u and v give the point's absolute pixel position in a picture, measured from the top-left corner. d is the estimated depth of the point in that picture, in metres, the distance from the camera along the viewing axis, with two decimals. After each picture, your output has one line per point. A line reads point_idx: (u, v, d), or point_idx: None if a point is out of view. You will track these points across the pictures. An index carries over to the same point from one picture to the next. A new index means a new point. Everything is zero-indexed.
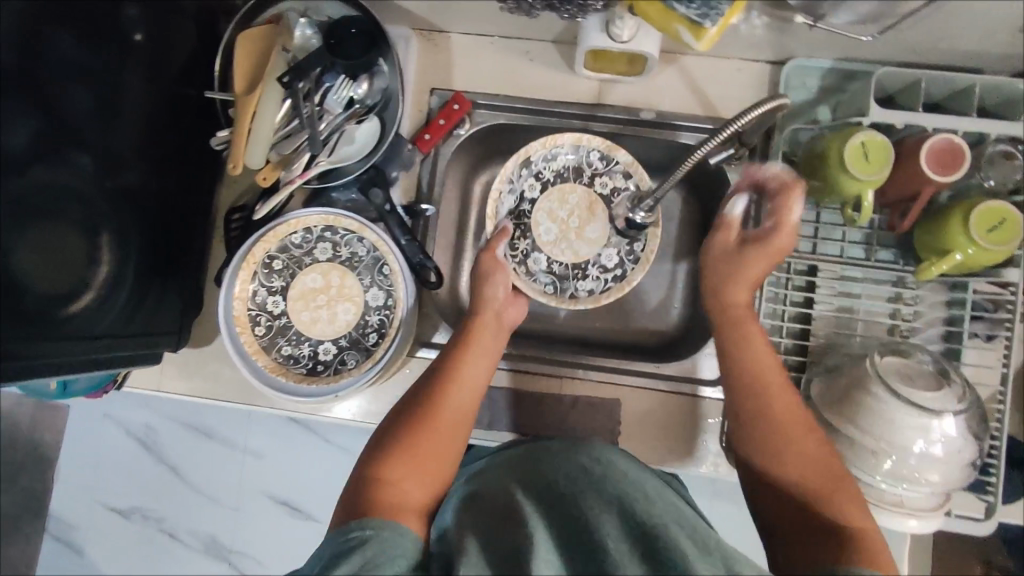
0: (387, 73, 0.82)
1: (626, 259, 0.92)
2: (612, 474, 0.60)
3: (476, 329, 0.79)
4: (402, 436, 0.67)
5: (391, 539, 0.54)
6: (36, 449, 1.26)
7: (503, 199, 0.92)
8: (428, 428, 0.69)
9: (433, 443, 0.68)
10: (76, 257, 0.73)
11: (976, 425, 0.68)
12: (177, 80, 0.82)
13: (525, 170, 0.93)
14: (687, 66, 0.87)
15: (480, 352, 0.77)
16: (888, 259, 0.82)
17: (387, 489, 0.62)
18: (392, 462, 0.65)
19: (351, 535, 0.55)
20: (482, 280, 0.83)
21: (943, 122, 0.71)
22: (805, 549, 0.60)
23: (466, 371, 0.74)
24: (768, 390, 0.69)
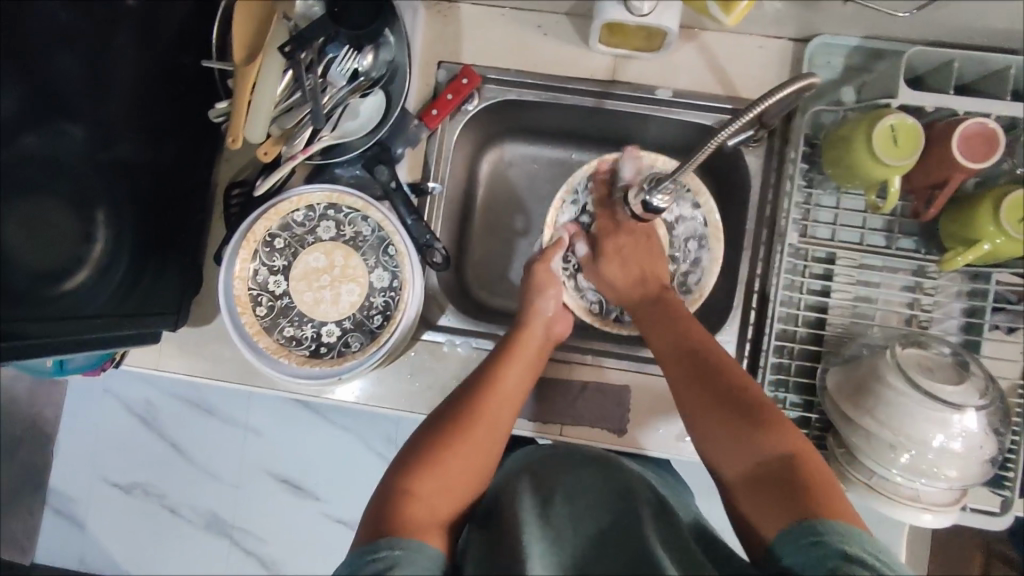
0: (393, 45, 0.79)
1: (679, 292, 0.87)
2: (602, 479, 0.63)
3: (521, 344, 0.77)
4: (434, 444, 0.66)
5: (416, 560, 0.53)
6: (34, 424, 1.24)
7: (564, 208, 0.89)
8: (465, 442, 0.66)
9: (468, 457, 0.65)
10: (67, 231, 0.75)
11: (998, 421, 0.66)
12: (171, 47, 0.77)
13: (595, 183, 0.88)
14: (707, 43, 0.83)
15: (523, 364, 0.75)
16: (909, 248, 0.80)
17: (418, 505, 0.59)
18: (426, 474, 0.63)
19: (378, 554, 0.53)
20: (536, 294, 0.82)
21: (976, 106, 0.68)
22: (767, 504, 0.57)
23: (508, 385, 0.73)
24: (707, 355, 0.69)
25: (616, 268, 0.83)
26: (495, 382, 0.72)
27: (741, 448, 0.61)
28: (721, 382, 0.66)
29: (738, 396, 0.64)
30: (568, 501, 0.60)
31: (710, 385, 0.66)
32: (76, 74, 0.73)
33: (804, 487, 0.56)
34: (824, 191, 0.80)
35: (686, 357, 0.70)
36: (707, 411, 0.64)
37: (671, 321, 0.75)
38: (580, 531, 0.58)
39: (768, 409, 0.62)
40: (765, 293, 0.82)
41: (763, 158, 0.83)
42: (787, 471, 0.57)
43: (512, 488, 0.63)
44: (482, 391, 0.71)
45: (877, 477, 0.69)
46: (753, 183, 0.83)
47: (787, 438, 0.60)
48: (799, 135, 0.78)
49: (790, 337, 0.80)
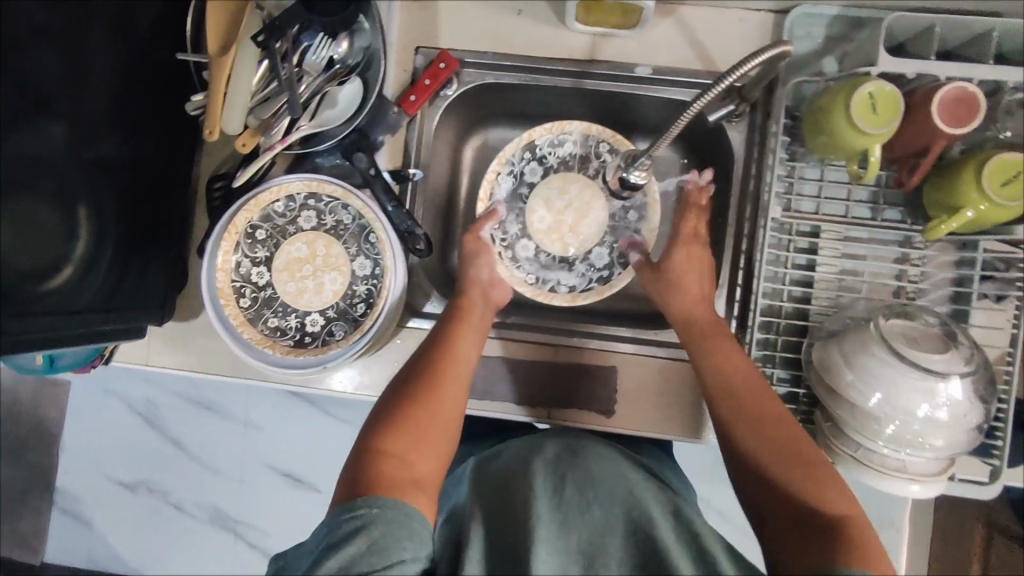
0: (368, 31, 0.78)
1: (616, 263, 0.91)
2: (620, 487, 0.59)
3: (467, 312, 0.78)
4: (399, 409, 0.65)
5: (397, 520, 0.53)
6: (38, 425, 1.25)
7: (500, 181, 0.93)
8: (431, 401, 0.66)
9: (433, 414, 0.65)
10: (52, 230, 0.71)
11: (983, 388, 0.66)
12: (146, 41, 0.77)
13: (528, 154, 0.93)
14: (685, 18, 0.82)
15: (472, 327, 0.76)
16: (894, 219, 0.79)
17: (392, 462, 0.60)
18: (395, 433, 0.63)
19: (354, 513, 0.54)
20: (469, 263, 0.83)
21: (958, 70, 0.67)
22: (804, 544, 0.56)
23: (462, 347, 0.73)
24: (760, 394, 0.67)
25: (681, 286, 0.78)
26: (450, 346, 0.73)
27: (789, 494, 0.60)
28: (775, 428, 0.65)
29: (795, 446, 0.63)
30: (580, 490, 0.58)
31: (764, 427, 0.65)
32: (56, 66, 0.69)
33: (846, 541, 0.54)
34: (806, 164, 0.79)
35: (737, 390, 0.68)
36: (761, 451, 0.64)
37: (717, 349, 0.72)
38: (593, 520, 0.56)
39: (821, 465, 0.62)
40: (750, 270, 0.82)
41: (746, 133, 0.82)
42: (832, 526, 0.56)
43: (525, 478, 0.60)
44: (439, 356, 0.72)
45: (863, 449, 0.69)
46: (736, 159, 0.83)
47: (841, 498, 0.59)
48: (779, 107, 0.77)
49: (776, 313, 0.80)
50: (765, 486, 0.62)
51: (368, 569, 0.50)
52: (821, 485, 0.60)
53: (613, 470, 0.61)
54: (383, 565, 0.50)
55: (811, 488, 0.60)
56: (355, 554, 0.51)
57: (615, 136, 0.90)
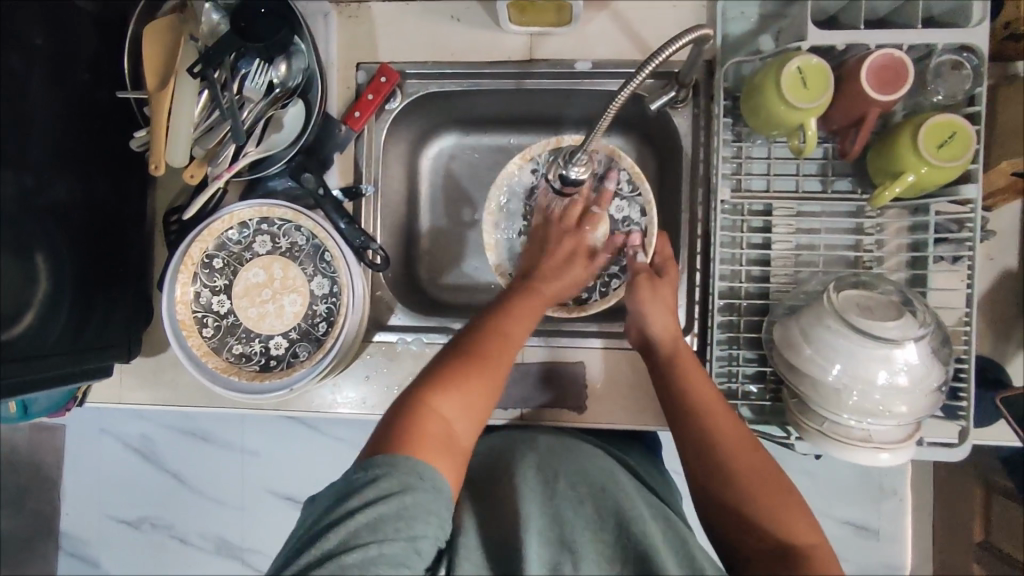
0: (304, 52, 0.79)
1: (600, 287, 0.91)
2: (611, 482, 0.60)
3: (531, 296, 0.74)
4: (452, 372, 0.62)
5: (431, 496, 0.53)
6: (37, 471, 1.26)
7: (521, 172, 0.91)
8: (483, 371, 0.63)
9: (480, 385, 0.62)
10: (14, 281, 0.69)
11: (938, 349, 0.67)
12: (84, 82, 0.78)
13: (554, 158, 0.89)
14: (620, 9, 0.82)
15: (533, 311, 0.72)
16: (845, 189, 0.79)
17: (433, 423, 0.58)
18: (447, 392, 0.61)
19: (389, 470, 0.53)
20: (563, 263, 0.79)
21: (884, 37, 0.67)
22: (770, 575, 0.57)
23: (520, 330, 0.69)
24: (723, 422, 0.66)
25: (659, 308, 0.75)
26: (513, 327, 0.69)
27: (756, 520, 0.61)
28: (747, 451, 0.64)
29: (764, 475, 0.63)
30: (572, 484, 0.59)
31: (743, 448, 0.64)
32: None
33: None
34: (753, 143, 0.79)
35: (714, 409, 0.67)
36: (733, 471, 0.63)
37: (685, 374, 0.70)
38: (581, 512, 0.56)
39: (790, 492, 0.62)
40: (707, 252, 0.82)
41: (691, 117, 0.83)
42: (797, 559, 0.57)
43: (515, 473, 0.61)
44: (501, 331, 0.68)
45: (828, 422, 0.69)
46: (684, 143, 0.83)
47: (809, 532, 0.60)
48: (718, 89, 0.77)
49: (736, 294, 0.80)
50: (732, 509, 0.62)
51: (391, 535, 0.50)
52: (791, 511, 0.61)
53: (603, 469, 0.63)
54: (404, 535, 0.51)
55: (778, 514, 0.60)
56: (385, 514, 0.51)
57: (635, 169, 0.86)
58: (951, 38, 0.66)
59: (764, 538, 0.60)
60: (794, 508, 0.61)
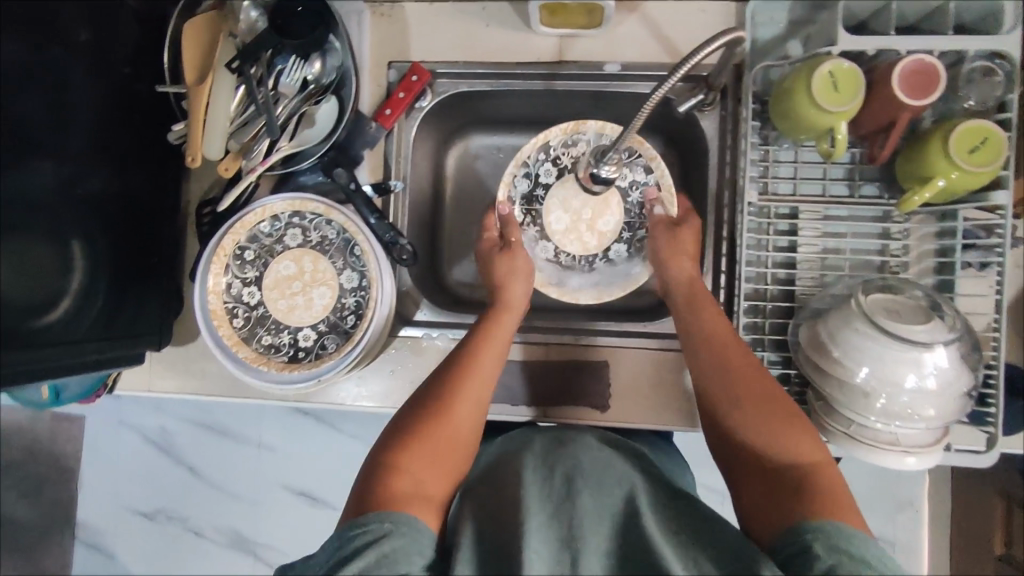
0: (340, 50, 0.80)
1: (635, 256, 0.90)
2: (615, 481, 0.55)
3: (496, 325, 0.77)
4: (415, 428, 0.65)
5: (411, 536, 0.53)
6: (56, 461, 1.27)
7: (516, 182, 0.91)
8: (449, 417, 0.66)
9: (447, 435, 0.65)
10: (48, 267, 0.71)
11: (968, 354, 0.67)
12: (125, 76, 0.79)
13: (542, 155, 0.91)
14: (650, 13, 0.83)
15: (500, 340, 0.76)
16: (872, 194, 0.79)
17: (408, 478, 0.60)
18: (411, 447, 0.63)
19: (366, 527, 0.54)
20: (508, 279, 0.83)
21: (915, 42, 0.68)
22: (771, 494, 0.58)
23: (486, 363, 0.73)
24: (734, 353, 0.69)
25: (680, 255, 0.79)
26: (472, 363, 0.72)
27: (762, 446, 0.62)
28: (749, 385, 0.66)
29: (765, 398, 0.65)
30: (570, 480, 0.54)
31: (742, 387, 0.66)
32: (42, 109, 0.70)
33: (813, 491, 0.56)
34: (779, 147, 0.80)
35: (726, 353, 0.69)
36: (736, 408, 0.66)
37: (700, 312, 0.74)
38: (584, 511, 0.52)
39: (794, 418, 0.63)
40: (732, 254, 0.82)
41: (718, 121, 0.83)
42: (800, 473, 0.58)
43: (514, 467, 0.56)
44: (460, 370, 0.71)
45: (855, 425, 0.69)
46: (710, 147, 0.83)
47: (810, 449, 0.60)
48: (747, 93, 0.78)
49: (762, 296, 0.80)
50: (737, 440, 0.64)
51: None
52: (790, 435, 0.62)
53: (600, 457, 0.57)
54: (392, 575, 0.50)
55: (780, 436, 0.62)
56: (367, 564, 0.50)
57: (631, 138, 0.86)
58: (983, 44, 0.67)
59: (770, 461, 0.61)
60: (798, 423, 0.62)
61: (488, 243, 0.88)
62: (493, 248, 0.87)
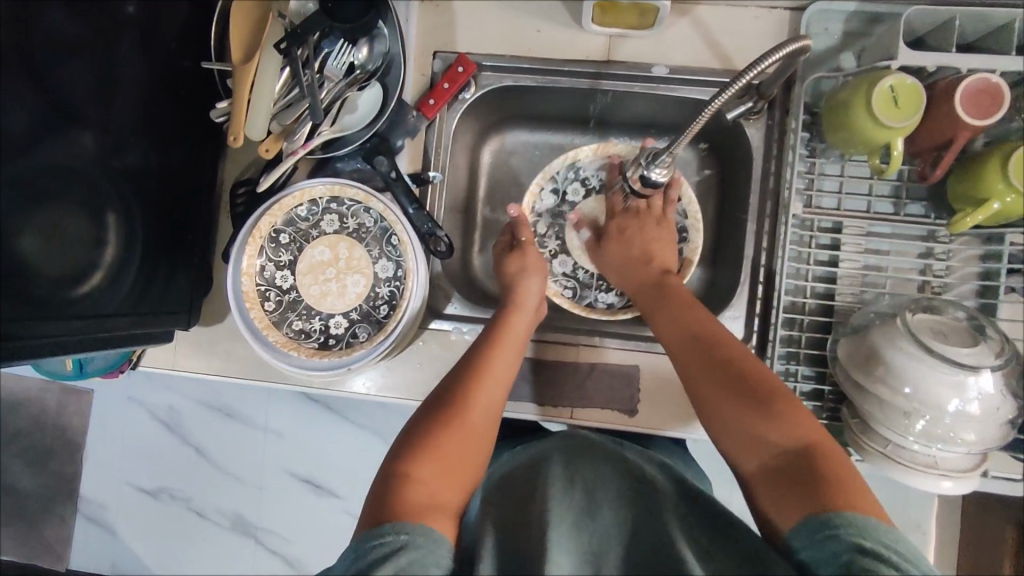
0: (388, 36, 0.79)
1: None
2: (637, 496, 0.54)
3: (507, 329, 0.76)
4: (426, 436, 0.63)
5: (427, 548, 0.51)
6: (62, 433, 1.26)
7: (542, 195, 0.94)
8: (460, 423, 0.65)
9: (457, 443, 0.63)
10: (81, 239, 0.71)
11: (1012, 381, 0.66)
12: (173, 52, 0.78)
13: (572, 172, 0.93)
14: (702, 17, 0.82)
15: (512, 346, 0.75)
16: (918, 213, 0.79)
17: (419, 489, 0.58)
18: (422, 457, 0.61)
19: (383, 540, 0.52)
20: (517, 282, 0.82)
21: (980, 61, 0.67)
22: (788, 491, 0.56)
23: (497, 368, 0.71)
24: (715, 348, 0.67)
25: (624, 249, 0.84)
26: (482, 365, 0.71)
27: (761, 439, 0.60)
28: (729, 373, 0.64)
29: (753, 387, 0.63)
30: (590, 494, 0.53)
31: (722, 376, 0.64)
32: (83, 81, 0.70)
33: (831, 479, 0.55)
34: (827, 159, 0.79)
35: (696, 349, 0.68)
36: (721, 406, 0.63)
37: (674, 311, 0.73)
38: (605, 520, 0.52)
39: (781, 400, 0.61)
40: (771, 266, 0.81)
41: (764, 130, 0.82)
42: (810, 462, 0.57)
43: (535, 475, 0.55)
44: (470, 374, 0.70)
45: (892, 444, 0.68)
46: (755, 156, 0.82)
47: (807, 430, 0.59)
48: (798, 104, 0.77)
49: (800, 310, 0.79)
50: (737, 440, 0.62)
51: None
52: (778, 416, 0.60)
53: (620, 471, 0.56)
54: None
55: (776, 426, 0.59)
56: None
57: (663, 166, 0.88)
58: None
59: (779, 456, 0.58)
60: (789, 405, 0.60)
61: (501, 245, 0.88)
62: (504, 251, 0.87)
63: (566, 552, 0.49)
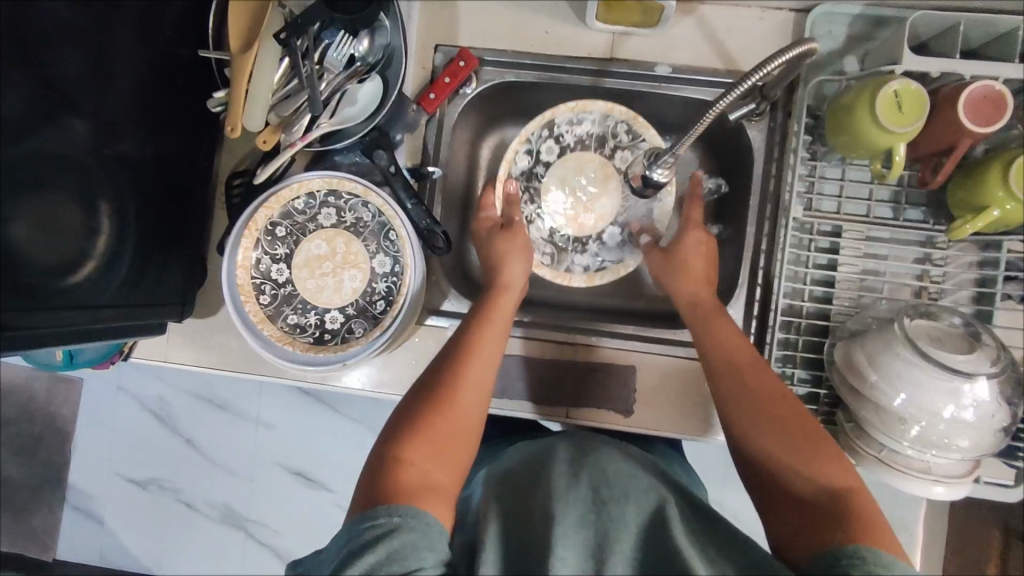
0: (389, 29, 0.78)
1: (626, 243, 0.91)
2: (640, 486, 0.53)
3: (494, 308, 0.76)
4: (417, 420, 0.63)
5: (420, 531, 0.51)
6: (50, 423, 1.24)
7: (517, 158, 0.91)
8: (451, 406, 0.64)
9: (447, 426, 0.63)
10: (73, 227, 0.70)
11: (1008, 389, 0.66)
12: (170, 39, 0.76)
13: (546, 131, 0.91)
14: (706, 17, 0.82)
15: (500, 325, 0.74)
16: (916, 218, 0.79)
17: (410, 473, 0.57)
18: (414, 442, 0.61)
19: (375, 521, 0.52)
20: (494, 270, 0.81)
21: (984, 68, 0.67)
22: (809, 528, 0.56)
23: (486, 348, 0.71)
24: (750, 373, 0.68)
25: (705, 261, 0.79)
26: (471, 347, 0.70)
27: (790, 472, 0.60)
28: (774, 408, 0.65)
29: (793, 424, 0.63)
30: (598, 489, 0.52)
31: (762, 407, 0.65)
32: (80, 69, 0.68)
33: (856, 521, 0.55)
34: (827, 163, 0.79)
35: (738, 375, 0.68)
36: (758, 435, 0.64)
37: (712, 330, 0.73)
38: None
39: (818, 442, 0.62)
40: (770, 269, 0.81)
41: (766, 132, 0.82)
42: (836, 502, 0.57)
43: (544, 476, 0.53)
44: (459, 356, 0.69)
45: (886, 449, 0.69)
46: (756, 158, 0.82)
47: (837, 472, 0.59)
48: (801, 107, 0.76)
49: (797, 313, 0.80)
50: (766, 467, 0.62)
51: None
52: (818, 463, 0.60)
53: (634, 477, 0.54)
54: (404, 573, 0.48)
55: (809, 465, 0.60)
56: (375, 563, 0.48)
57: (634, 119, 0.87)
58: None
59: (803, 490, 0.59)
60: (829, 449, 0.61)
61: (488, 223, 0.86)
62: (492, 228, 0.85)
63: (577, 549, 0.48)
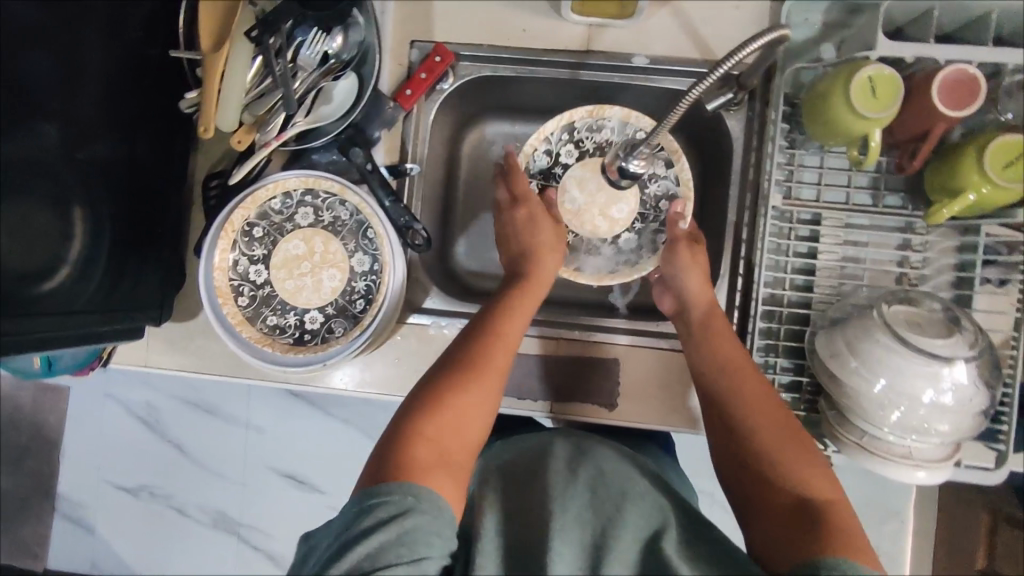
0: (362, 25, 0.77)
1: (644, 249, 0.89)
2: (630, 492, 0.53)
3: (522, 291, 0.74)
4: (441, 393, 0.62)
5: (429, 514, 0.50)
6: (37, 431, 1.23)
7: (536, 156, 0.89)
8: (476, 385, 0.63)
9: (470, 405, 0.62)
10: (47, 232, 0.69)
11: (987, 372, 0.66)
12: (139, 39, 0.75)
13: (567, 134, 0.89)
14: (682, 7, 0.82)
15: (524, 310, 0.72)
16: (895, 205, 0.79)
17: (427, 449, 0.57)
18: (436, 416, 0.60)
19: (386, 498, 0.51)
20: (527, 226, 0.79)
21: (957, 53, 0.67)
22: (786, 536, 0.57)
23: (511, 333, 0.69)
24: (751, 378, 0.69)
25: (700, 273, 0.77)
26: (498, 330, 0.69)
27: (780, 479, 0.61)
28: (774, 415, 0.66)
29: (786, 435, 0.64)
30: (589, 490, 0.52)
31: (764, 413, 0.66)
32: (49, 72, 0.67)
33: (836, 531, 0.55)
34: (806, 151, 0.78)
35: (743, 377, 0.69)
36: (760, 435, 0.65)
37: (720, 331, 0.73)
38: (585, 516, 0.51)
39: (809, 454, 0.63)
40: (751, 259, 0.81)
41: (744, 121, 0.82)
42: (818, 512, 0.57)
43: (541, 483, 0.53)
44: (487, 338, 0.68)
45: (868, 436, 0.69)
46: (735, 148, 0.82)
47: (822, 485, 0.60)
48: (778, 95, 0.76)
49: (778, 302, 0.79)
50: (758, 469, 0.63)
51: (393, 560, 0.47)
52: (803, 465, 0.62)
53: (626, 486, 0.54)
54: (407, 559, 0.47)
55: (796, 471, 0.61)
56: (384, 543, 0.48)
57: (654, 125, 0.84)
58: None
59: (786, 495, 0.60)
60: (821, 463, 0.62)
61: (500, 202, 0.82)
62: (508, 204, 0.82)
63: (567, 541, 0.48)
